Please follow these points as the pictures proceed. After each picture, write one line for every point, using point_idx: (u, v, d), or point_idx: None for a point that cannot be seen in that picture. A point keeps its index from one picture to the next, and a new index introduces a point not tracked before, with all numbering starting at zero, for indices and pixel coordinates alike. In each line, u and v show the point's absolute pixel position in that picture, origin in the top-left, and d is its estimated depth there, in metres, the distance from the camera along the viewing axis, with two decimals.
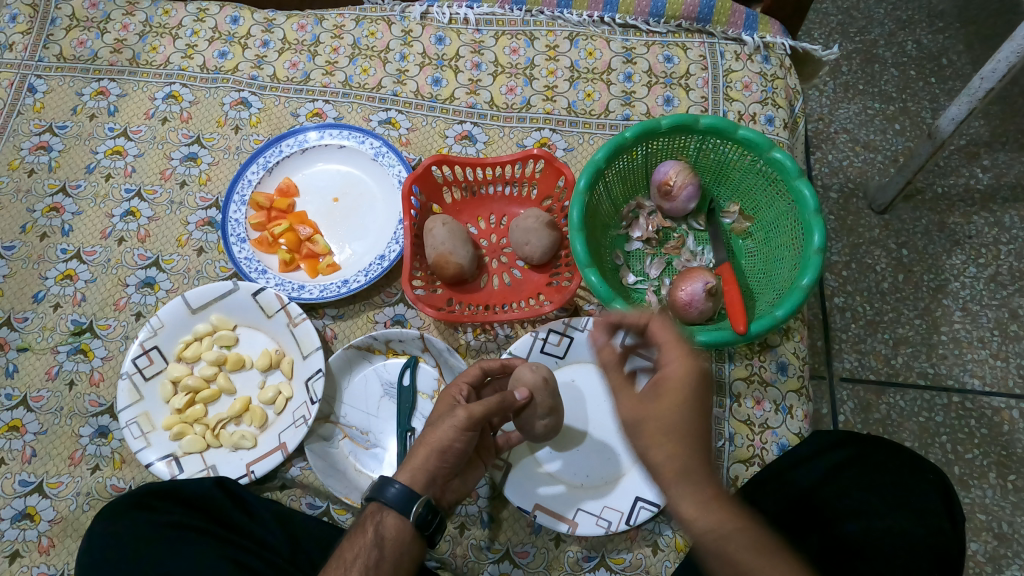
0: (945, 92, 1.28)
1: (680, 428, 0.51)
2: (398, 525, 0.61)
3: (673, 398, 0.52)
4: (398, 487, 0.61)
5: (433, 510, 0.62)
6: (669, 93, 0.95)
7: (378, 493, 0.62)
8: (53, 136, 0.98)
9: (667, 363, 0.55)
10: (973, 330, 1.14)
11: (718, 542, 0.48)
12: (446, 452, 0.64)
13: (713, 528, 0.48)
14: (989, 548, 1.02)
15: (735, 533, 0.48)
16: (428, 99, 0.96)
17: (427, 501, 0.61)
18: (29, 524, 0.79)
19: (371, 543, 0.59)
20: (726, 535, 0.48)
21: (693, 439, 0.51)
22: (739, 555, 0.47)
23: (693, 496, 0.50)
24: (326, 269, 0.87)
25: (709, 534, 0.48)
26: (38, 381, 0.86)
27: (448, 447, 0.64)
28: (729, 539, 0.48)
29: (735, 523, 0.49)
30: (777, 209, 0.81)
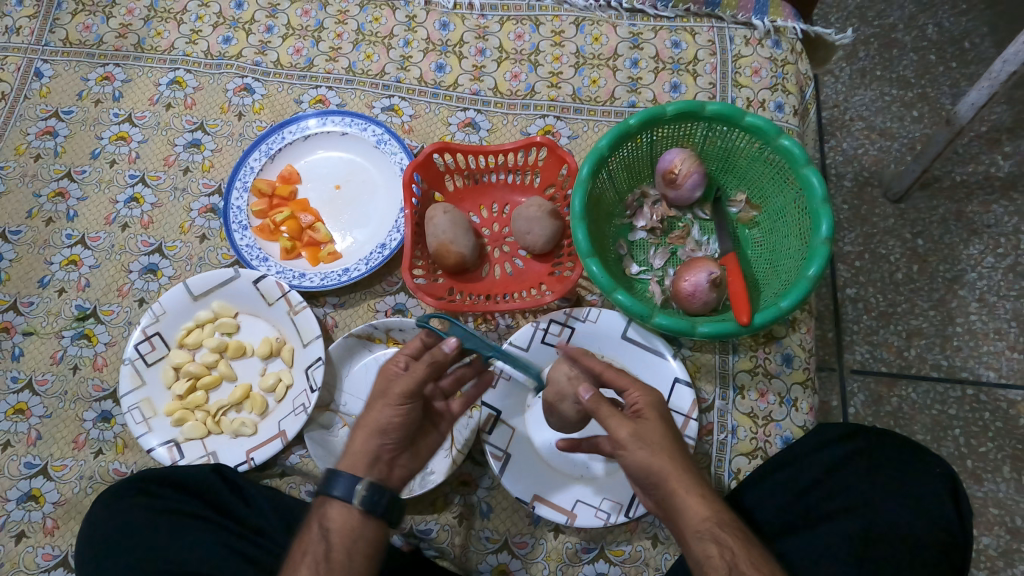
0: (967, 77, 1.25)
1: (668, 434, 0.62)
2: (343, 513, 0.63)
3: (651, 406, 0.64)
4: (341, 477, 0.63)
5: (379, 490, 0.63)
6: (676, 80, 0.93)
7: (322, 486, 0.63)
8: (59, 122, 0.98)
9: (634, 399, 0.64)
10: (989, 321, 1.12)
11: (711, 529, 0.57)
12: (388, 428, 0.66)
13: (704, 516, 0.58)
14: (1002, 542, 1.01)
15: (725, 519, 0.58)
16: (431, 86, 0.95)
17: (370, 481, 0.62)
18: (34, 505, 0.80)
19: (318, 538, 0.62)
20: (717, 527, 0.57)
21: (676, 440, 0.62)
22: (729, 542, 0.57)
23: (690, 489, 0.60)
24: (327, 257, 0.86)
25: (704, 522, 0.58)
26: (43, 365, 0.86)
27: (387, 439, 0.66)
28: (718, 528, 0.57)
29: (719, 518, 0.58)
30: (784, 199, 0.79)
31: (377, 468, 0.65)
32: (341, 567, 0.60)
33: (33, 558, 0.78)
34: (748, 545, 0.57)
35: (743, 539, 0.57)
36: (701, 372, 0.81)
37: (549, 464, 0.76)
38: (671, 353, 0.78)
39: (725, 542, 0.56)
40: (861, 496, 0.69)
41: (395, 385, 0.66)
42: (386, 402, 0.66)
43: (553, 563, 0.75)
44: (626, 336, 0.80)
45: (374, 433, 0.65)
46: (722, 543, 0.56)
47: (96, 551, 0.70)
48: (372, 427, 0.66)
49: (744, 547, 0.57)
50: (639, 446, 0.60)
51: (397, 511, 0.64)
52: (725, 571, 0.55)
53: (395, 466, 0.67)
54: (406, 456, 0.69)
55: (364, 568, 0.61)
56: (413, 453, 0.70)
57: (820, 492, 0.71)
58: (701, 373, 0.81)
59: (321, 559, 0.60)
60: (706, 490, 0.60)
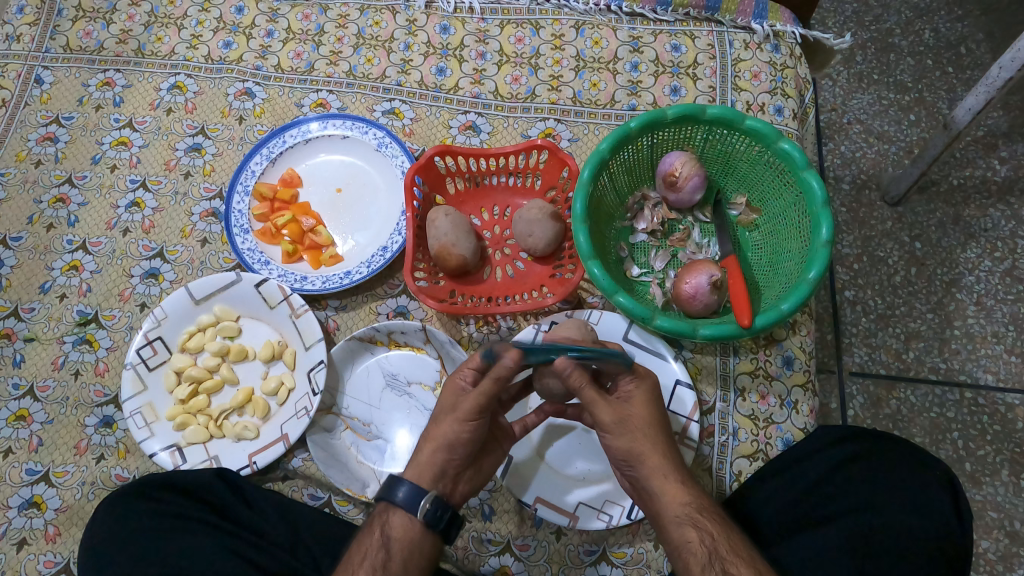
0: (962, 82, 1.26)
1: (650, 421, 0.64)
2: (405, 524, 0.63)
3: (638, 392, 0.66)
4: (409, 488, 0.63)
5: (443, 505, 0.63)
6: (676, 83, 0.93)
7: (389, 494, 0.63)
8: (59, 128, 0.98)
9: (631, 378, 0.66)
10: (987, 324, 1.12)
11: (690, 514, 0.61)
12: (456, 444, 0.65)
13: (683, 502, 0.61)
14: (1001, 545, 1.01)
15: (704, 505, 0.62)
16: (432, 90, 0.95)
17: (434, 496, 0.63)
18: (35, 512, 0.80)
19: (378, 545, 0.62)
20: (695, 513, 0.61)
21: (658, 427, 0.65)
22: (707, 527, 0.60)
23: (669, 475, 0.63)
24: (329, 260, 0.87)
25: (683, 507, 0.61)
26: (44, 371, 0.86)
27: (452, 455, 0.65)
28: (697, 513, 0.61)
29: (698, 504, 0.62)
30: (785, 202, 0.79)
31: (442, 483, 0.65)
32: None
33: (33, 565, 0.78)
34: (725, 529, 0.60)
35: (721, 524, 0.61)
36: (702, 374, 0.81)
37: (552, 467, 0.76)
38: (672, 355, 0.79)
39: (703, 527, 0.59)
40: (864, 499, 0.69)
41: (466, 399, 0.65)
42: (454, 417, 0.65)
43: (555, 566, 0.75)
44: (628, 338, 0.80)
45: (442, 448, 0.65)
46: (700, 528, 0.60)
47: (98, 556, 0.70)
48: (440, 440, 0.65)
49: (721, 531, 0.60)
50: (620, 432, 0.63)
51: (454, 528, 0.64)
52: (704, 555, 0.58)
53: (458, 481, 0.67)
54: (471, 471, 0.68)
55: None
56: (477, 467, 0.69)
57: (822, 494, 0.71)
58: (702, 375, 0.81)
59: (380, 567, 0.60)
60: (684, 477, 0.63)
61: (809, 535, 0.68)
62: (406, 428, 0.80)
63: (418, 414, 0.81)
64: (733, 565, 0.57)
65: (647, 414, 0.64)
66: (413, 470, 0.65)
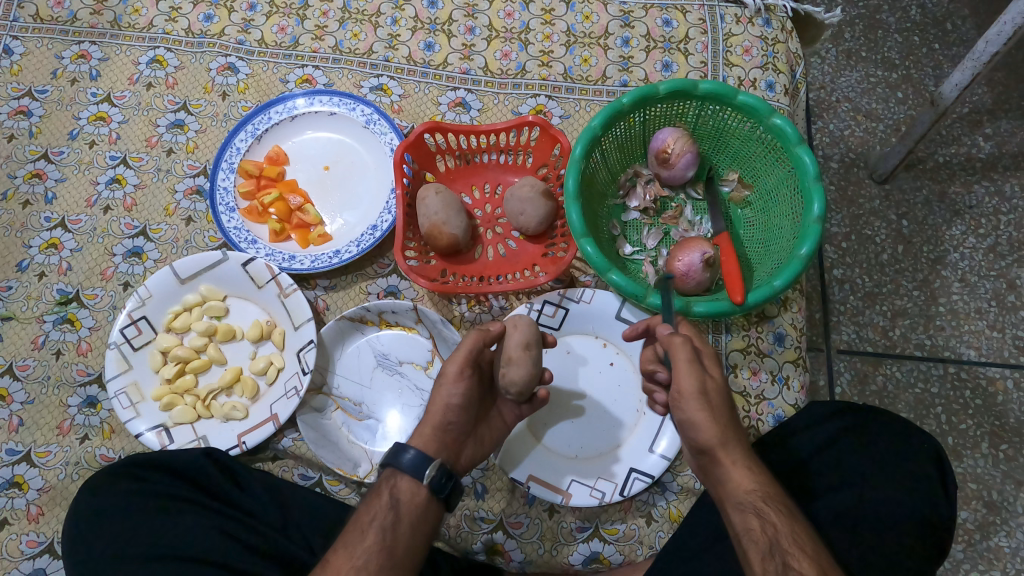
0: (949, 59, 1.26)
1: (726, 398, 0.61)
2: (412, 489, 0.62)
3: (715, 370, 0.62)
4: (416, 453, 0.62)
5: (447, 473, 0.62)
6: (668, 59, 0.92)
7: (394, 459, 0.62)
8: (33, 101, 0.95)
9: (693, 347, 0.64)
10: (970, 301, 1.13)
11: (756, 502, 0.56)
12: (449, 409, 0.66)
13: (748, 488, 0.57)
14: (979, 515, 1.04)
15: (772, 495, 0.57)
16: (420, 65, 0.94)
17: (441, 464, 0.62)
18: (18, 492, 0.79)
19: (386, 507, 0.60)
20: (760, 501, 0.56)
21: (731, 406, 0.61)
22: (772, 517, 0.55)
23: (739, 461, 0.58)
24: (317, 239, 0.85)
25: (749, 493, 0.57)
26: (24, 350, 0.85)
27: (449, 423, 0.66)
28: (763, 502, 0.56)
29: (764, 493, 0.57)
30: (777, 178, 0.79)
31: (445, 453, 0.65)
32: (405, 541, 0.59)
33: (17, 545, 0.77)
34: (794, 521, 0.56)
35: (789, 515, 0.56)
36: None
37: (551, 449, 0.76)
38: None
39: (768, 518, 0.55)
40: (853, 473, 0.71)
41: (453, 361, 0.67)
42: (444, 382, 0.67)
43: (548, 543, 0.75)
44: (621, 316, 0.80)
45: (439, 414, 0.66)
46: (765, 517, 0.55)
47: (82, 537, 0.70)
48: (436, 410, 0.66)
49: (789, 522, 0.55)
50: (699, 404, 0.58)
51: (456, 497, 0.64)
52: (766, 545, 0.54)
53: (462, 452, 0.67)
54: (473, 444, 0.68)
55: (422, 546, 0.61)
56: (479, 440, 0.69)
57: (813, 468, 0.72)
58: None
59: (390, 528, 0.59)
60: (753, 462, 0.59)
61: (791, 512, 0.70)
62: (398, 408, 0.80)
63: (410, 394, 0.81)
64: (795, 560, 0.53)
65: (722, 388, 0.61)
66: (418, 440, 0.65)
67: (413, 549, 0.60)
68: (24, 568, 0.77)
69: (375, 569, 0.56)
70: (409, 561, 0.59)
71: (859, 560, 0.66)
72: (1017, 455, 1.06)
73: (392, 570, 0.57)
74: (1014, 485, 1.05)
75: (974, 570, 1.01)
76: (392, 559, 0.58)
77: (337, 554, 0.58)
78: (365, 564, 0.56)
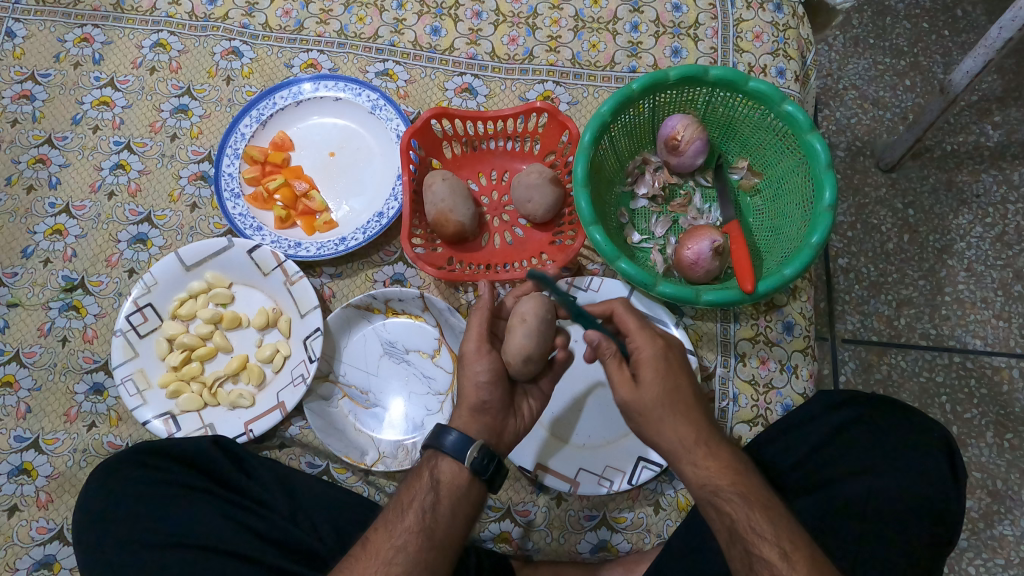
0: (958, 46, 1.24)
1: (665, 396, 0.61)
2: (454, 470, 0.62)
3: (646, 372, 0.62)
4: (458, 435, 0.62)
5: (489, 454, 0.62)
6: (677, 44, 0.91)
7: (436, 441, 0.62)
8: (36, 85, 0.94)
9: (639, 345, 0.63)
10: (977, 290, 1.13)
11: (708, 497, 0.59)
12: (481, 388, 0.66)
13: (699, 484, 0.59)
14: (983, 504, 1.04)
15: (723, 487, 0.58)
16: (427, 51, 0.92)
17: (483, 445, 0.62)
18: (26, 479, 0.79)
19: (427, 487, 0.61)
20: (710, 496, 0.59)
21: (677, 399, 0.61)
22: (726, 507, 0.58)
23: (689, 458, 0.60)
24: (323, 226, 0.85)
25: (702, 489, 0.59)
26: (30, 337, 0.84)
27: (485, 402, 0.66)
28: (715, 496, 0.59)
29: (716, 487, 0.59)
30: (787, 165, 0.79)
31: (487, 435, 0.65)
32: (444, 523, 0.60)
33: (26, 532, 0.78)
34: (750, 507, 0.57)
35: (744, 501, 0.58)
36: (703, 340, 0.81)
37: (569, 442, 0.76)
38: (674, 321, 0.78)
39: (719, 510, 0.58)
40: (862, 461, 0.71)
41: (470, 340, 0.67)
42: (469, 361, 0.66)
43: (555, 530, 0.76)
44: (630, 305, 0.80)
45: (473, 396, 0.66)
46: (719, 509, 0.58)
47: (89, 523, 0.70)
48: (469, 392, 0.66)
49: (744, 508, 0.57)
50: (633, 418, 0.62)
51: (500, 477, 0.64)
52: (725, 534, 0.58)
53: (505, 429, 0.67)
54: (514, 418, 0.68)
55: (464, 526, 0.61)
56: (519, 413, 0.69)
57: (822, 457, 0.72)
58: (703, 341, 0.81)
59: (429, 509, 0.60)
60: (698, 456, 0.60)
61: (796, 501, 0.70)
62: (403, 396, 0.80)
63: (416, 382, 0.80)
64: (755, 547, 0.56)
65: (661, 387, 0.61)
66: (459, 425, 0.65)
67: (453, 530, 0.60)
68: (33, 554, 0.77)
69: (414, 550, 0.58)
70: (450, 542, 0.60)
71: (867, 548, 0.67)
72: (1022, 444, 1.06)
73: (431, 551, 0.59)
74: (1018, 474, 1.05)
75: (978, 559, 1.02)
76: (431, 540, 0.59)
77: (378, 532, 0.60)
78: (403, 544, 0.59)
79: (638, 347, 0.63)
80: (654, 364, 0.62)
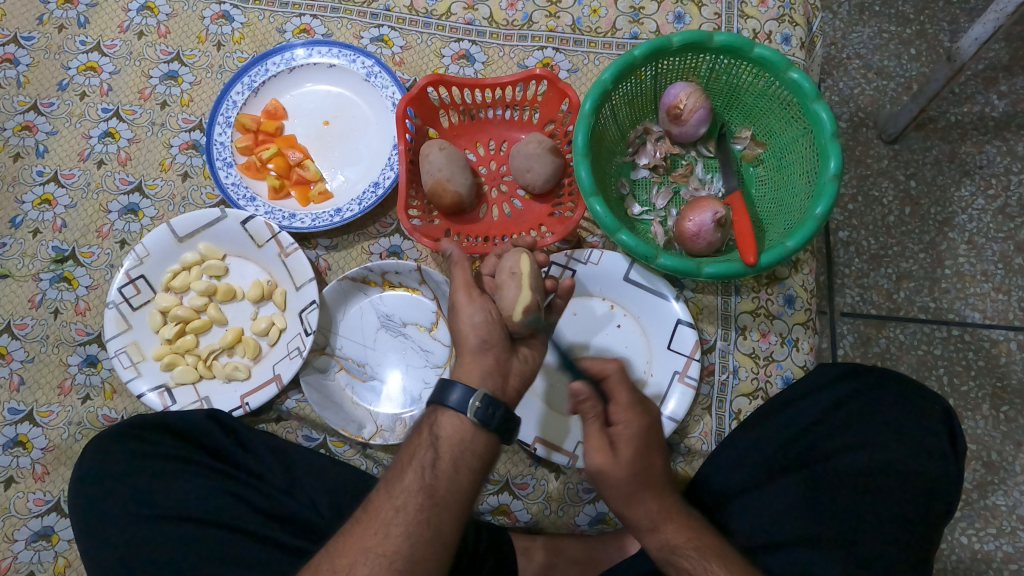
0: (965, 13, 1.21)
1: (639, 472, 0.58)
2: (455, 424, 0.61)
3: (624, 445, 0.58)
4: (461, 391, 0.60)
5: (494, 403, 0.60)
6: (680, 10, 0.89)
7: (440, 396, 0.61)
8: (19, 49, 0.91)
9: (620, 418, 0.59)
10: (977, 263, 1.12)
11: (666, 557, 0.59)
12: (479, 329, 0.64)
13: (658, 547, 0.59)
14: (977, 475, 1.05)
15: (682, 544, 0.59)
16: (423, 15, 0.89)
17: (484, 395, 0.60)
18: (22, 451, 0.79)
19: (427, 444, 0.61)
20: (670, 557, 0.59)
21: (648, 475, 0.59)
22: (685, 564, 0.58)
23: (647, 524, 0.59)
24: (318, 197, 0.83)
25: (659, 550, 0.59)
26: (21, 309, 0.83)
27: (484, 341, 0.64)
28: (672, 555, 0.59)
29: (674, 548, 0.59)
30: (791, 135, 0.77)
31: (492, 377, 0.63)
32: (446, 479, 0.59)
33: (23, 503, 0.78)
34: (706, 560, 0.58)
35: (700, 556, 0.59)
36: (703, 314, 0.80)
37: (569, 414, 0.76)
38: (674, 295, 0.77)
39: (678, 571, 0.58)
40: (862, 435, 0.70)
41: (459, 291, 0.67)
42: (462, 308, 0.66)
43: (554, 503, 0.76)
44: (629, 278, 0.79)
45: (473, 336, 0.64)
46: (679, 568, 0.59)
47: (85, 495, 0.70)
48: (468, 336, 0.65)
49: (703, 561, 0.58)
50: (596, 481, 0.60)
51: (509, 429, 0.62)
52: None
53: (510, 371, 0.65)
54: (519, 359, 0.66)
55: (469, 482, 0.60)
56: (522, 356, 0.67)
57: (820, 432, 0.72)
58: (703, 315, 0.80)
59: (429, 466, 0.59)
60: (659, 522, 0.59)
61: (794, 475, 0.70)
62: (400, 369, 0.79)
63: (413, 355, 0.80)
64: None
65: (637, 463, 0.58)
66: (462, 371, 0.63)
67: (456, 486, 0.59)
68: (32, 526, 0.77)
69: (415, 509, 0.58)
70: (454, 498, 0.59)
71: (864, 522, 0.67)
72: (1017, 416, 1.06)
73: (432, 509, 0.58)
74: (1013, 445, 1.05)
75: (970, 528, 1.03)
76: (432, 498, 0.58)
77: (379, 494, 0.60)
78: (403, 504, 0.58)
79: (617, 419, 0.59)
80: (634, 441, 0.58)
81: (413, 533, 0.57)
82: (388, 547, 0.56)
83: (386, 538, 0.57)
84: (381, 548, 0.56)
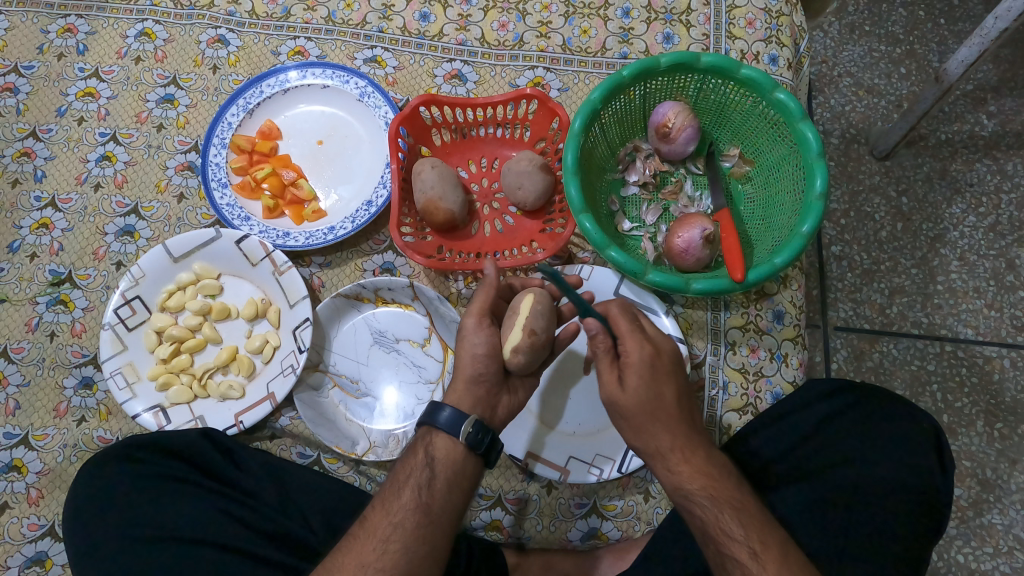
0: (954, 34, 1.23)
1: (648, 405, 0.61)
2: (448, 446, 0.61)
3: (633, 375, 0.61)
4: (451, 412, 0.61)
5: (484, 428, 0.61)
6: (669, 31, 0.90)
7: (430, 418, 0.62)
8: (19, 78, 0.93)
9: (628, 349, 0.62)
10: (969, 280, 1.13)
11: (681, 501, 0.62)
12: (477, 359, 0.64)
13: (673, 487, 0.62)
14: (973, 493, 1.05)
15: (694, 492, 0.61)
16: (416, 37, 0.91)
17: (476, 420, 0.61)
18: (17, 475, 0.79)
19: (422, 464, 0.61)
20: (686, 498, 0.61)
21: (658, 409, 0.61)
22: (698, 513, 0.60)
23: (662, 463, 0.62)
24: (312, 215, 0.84)
25: (674, 493, 0.62)
26: (17, 333, 0.84)
27: (480, 373, 0.64)
28: (688, 499, 0.61)
29: (688, 490, 0.61)
30: (778, 153, 0.78)
31: (481, 406, 0.63)
32: (441, 498, 0.60)
33: (17, 529, 0.78)
34: (721, 509, 0.60)
35: (714, 505, 0.60)
36: (693, 329, 0.81)
37: (559, 431, 0.77)
38: (664, 310, 0.78)
39: (695, 514, 0.61)
40: (852, 452, 0.71)
41: (470, 315, 0.66)
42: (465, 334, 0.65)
43: (546, 519, 0.76)
44: (620, 293, 0.79)
45: (469, 365, 0.64)
46: (693, 513, 0.61)
47: (81, 515, 0.70)
48: (464, 362, 0.65)
49: (715, 510, 0.60)
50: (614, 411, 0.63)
51: (495, 452, 0.63)
52: (700, 533, 0.61)
53: (497, 404, 0.66)
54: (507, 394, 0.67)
55: (461, 501, 0.61)
56: (512, 390, 0.68)
57: (810, 448, 0.72)
58: (693, 330, 0.81)
59: (425, 485, 0.60)
60: (672, 463, 0.61)
61: (781, 492, 0.71)
62: (394, 384, 0.80)
63: (406, 371, 0.80)
64: (728, 547, 0.59)
65: (644, 396, 0.61)
66: (452, 398, 0.64)
67: (450, 505, 0.60)
68: (25, 552, 0.77)
69: (411, 527, 0.59)
70: (447, 515, 0.60)
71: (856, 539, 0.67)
72: (1012, 434, 1.07)
73: (428, 526, 0.59)
74: (1008, 463, 1.06)
75: (967, 547, 1.03)
76: (428, 516, 0.59)
77: (376, 510, 0.61)
78: (399, 521, 0.59)
79: (626, 350, 0.62)
80: (640, 371, 0.61)
81: (411, 550, 0.58)
82: (385, 562, 0.57)
83: (384, 553, 0.58)
84: (378, 564, 0.57)
